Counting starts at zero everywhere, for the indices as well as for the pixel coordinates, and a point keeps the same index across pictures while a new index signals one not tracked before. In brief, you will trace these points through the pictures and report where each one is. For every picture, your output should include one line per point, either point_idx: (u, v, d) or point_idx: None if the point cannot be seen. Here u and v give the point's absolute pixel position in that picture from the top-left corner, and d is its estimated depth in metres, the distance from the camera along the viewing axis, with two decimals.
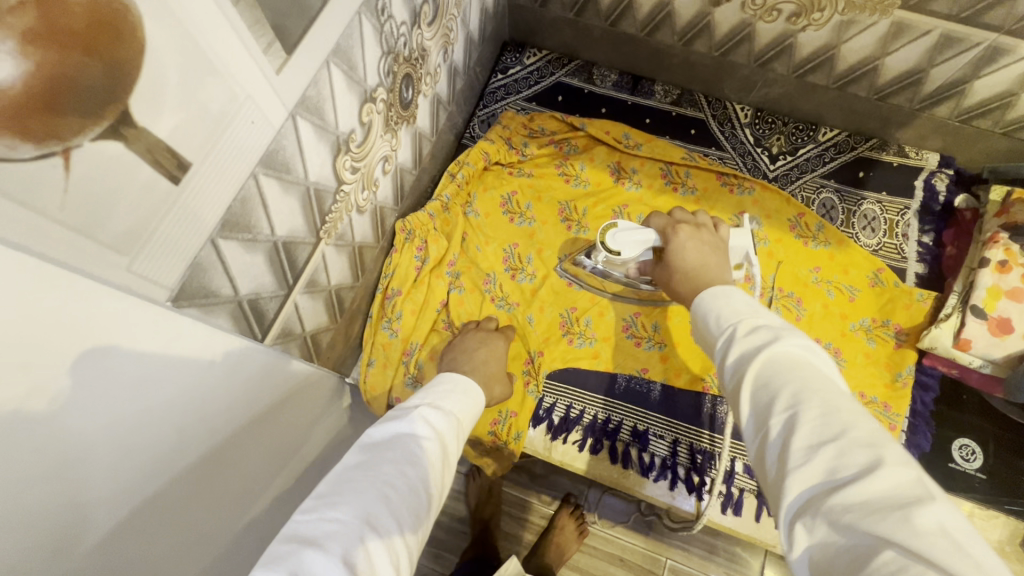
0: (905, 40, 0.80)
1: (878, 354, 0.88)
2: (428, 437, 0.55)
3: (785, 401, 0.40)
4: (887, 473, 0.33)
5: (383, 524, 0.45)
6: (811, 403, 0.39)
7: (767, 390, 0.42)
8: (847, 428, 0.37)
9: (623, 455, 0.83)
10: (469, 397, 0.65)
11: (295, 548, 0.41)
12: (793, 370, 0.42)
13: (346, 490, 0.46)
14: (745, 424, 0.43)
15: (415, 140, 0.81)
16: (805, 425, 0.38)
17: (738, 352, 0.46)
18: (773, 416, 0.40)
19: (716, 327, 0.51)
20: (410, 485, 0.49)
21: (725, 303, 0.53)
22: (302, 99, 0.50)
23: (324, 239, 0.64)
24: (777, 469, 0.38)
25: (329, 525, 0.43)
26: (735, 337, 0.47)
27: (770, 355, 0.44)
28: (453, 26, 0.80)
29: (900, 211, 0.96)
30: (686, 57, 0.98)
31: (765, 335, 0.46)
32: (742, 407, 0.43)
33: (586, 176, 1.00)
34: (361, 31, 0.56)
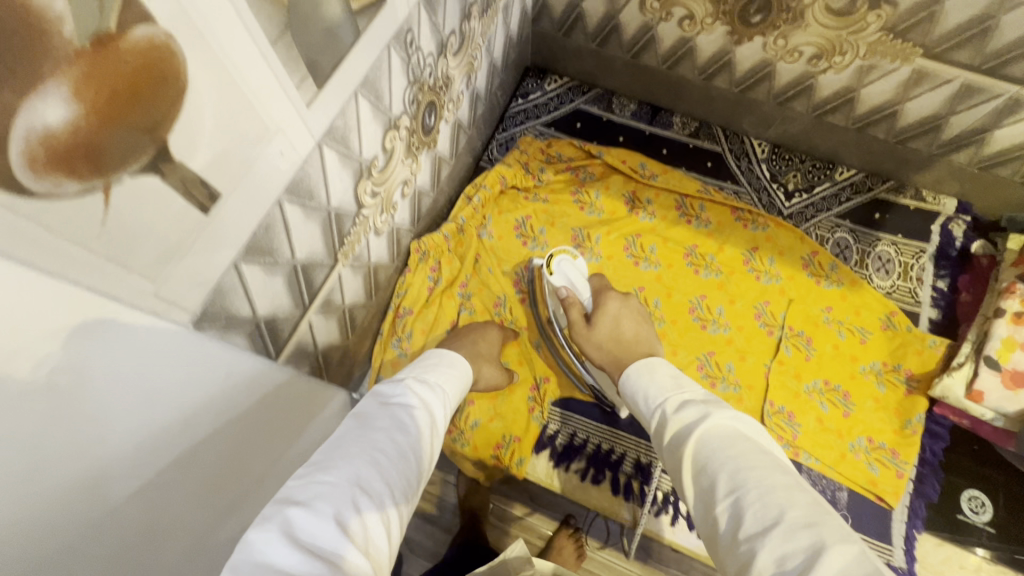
0: (926, 87, 0.80)
1: (889, 399, 0.87)
2: (415, 407, 0.57)
3: (725, 486, 0.45)
4: (832, 556, 0.37)
5: (374, 486, 0.45)
6: (748, 487, 0.44)
7: (706, 473, 0.47)
8: (786, 509, 0.41)
9: (625, 487, 0.84)
10: (454, 368, 0.68)
11: (286, 506, 0.41)
12: (726, 450, 0.48)
13: (336, 455, 0.47)
14: (694, 508, 0.48)
15: (434, 164, 0.82)
16: (747, 511, 0.43)
17: (672, 432, 0.53)
18: (718, 503, 0.45)
19: (648, 407, 0.59)
20: (400, 451, 0.50)
21: (650, 378, 0.60)
22: (330, 129, 0.51)
23: (341, 261, 0.65)
24: (736, 563, 0.41)
25: (320, 486, 0.43)
26: (667, 417, 0.55)
27: (703, 432, 0.50)
28: (478, 54, 0.82)
29: (915, 254, 0.95)
30: (706, 91, 0.99)
31: (694, 413, 0.53)
32: (687, 486, 0.49)
33: (601, 204, 1.01)
34: (390, 64, 0.57)
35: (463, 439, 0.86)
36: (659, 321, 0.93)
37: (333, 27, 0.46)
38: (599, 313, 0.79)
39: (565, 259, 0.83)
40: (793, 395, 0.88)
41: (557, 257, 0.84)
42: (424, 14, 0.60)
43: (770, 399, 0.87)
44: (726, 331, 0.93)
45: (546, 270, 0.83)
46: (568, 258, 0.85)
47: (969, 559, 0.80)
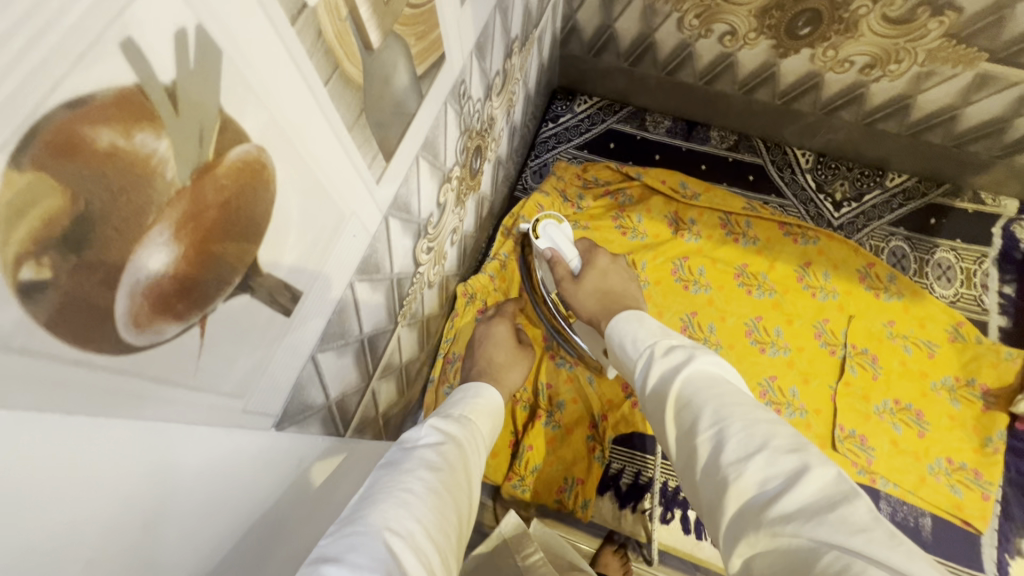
0: (989, 91, 0.76)
1: (964, 416, 0.83)
2: (442, 442, 0.51)
3: (708, 418, 0.41)
4: (814, 478, 0.34)
5: (411, 527, 0.40)
6: (731, 419, 0.40)
7: (691, 409, 0.43)
8: (770, 437, 0.38)
9: (698, 525, 0.80)
10: (479, 399, 0.63)
11: (319, 563, 0.35)
12: (710, 388, 0.44)
13: (366, 504, 0.42)
14: (673, 440, 0.45)
15: (478, 205, 0.79)
16: (729, 439, 0.39)
17: (658, 373, 0.50)
18: (699, 433, 0.41)
19: (635, 351, 0.55)
20: (430, 486, 0.45)
21: (641, 326, 0.57)
22: (395, 198, 0.49)
23: (401, 321, 0.63)
24: (714, 489, 0.37)
25: (351, 538, 0.37)
26: (655, 358, 0.51)
27: (690, 374, 0.47)
28: (516, 88, 0.78)
29: (976, 260, 0.92)
30: (746, 104, 0.96)
31: (681, 356, 0.49)
32: (668, 423, 0.45)
33: (643, 228, 0.97)
34: (446, 119, 0.55)
35: (524, 485, 0.83)
36: (715, 347, 0.90)
37: (400, 97, 0.43)
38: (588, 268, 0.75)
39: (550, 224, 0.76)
40: (863, 417, 0.84)
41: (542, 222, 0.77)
42: (475, 62, 0.58)
43: (840, 423, 0.84)
44: (786, 352, 0.89)
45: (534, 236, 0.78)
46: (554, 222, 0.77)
47: None
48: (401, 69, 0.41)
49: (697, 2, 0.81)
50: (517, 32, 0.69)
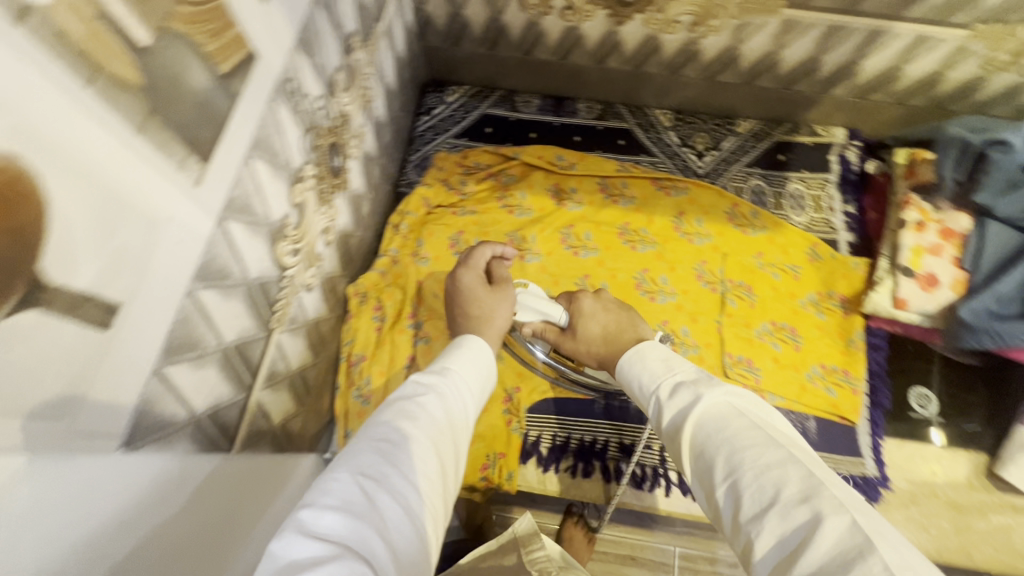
0: (796, 34, 0.86)
1: (830, 324, 0.93)
2: (423, 394, 0.52)
3: (723, 470, 0.44)
4: (831, 531, 0.36)
5: (385, 472, 0.44)
6: (744, 469, 0.42)
7: (704, 457, 0.46)
8: (782, 487, 0.40)
9: (616, 472, 0.86)
10: (466, 347, 0.62)
11: (299, 509, 0.40)
12: (719, 433, 0.46)
13: (345, 455, 0.46)
14: (693, 485, 0.48)
15: (352, 204, 0.80)
16: (745, 493, 0.41)
17: (669, 418, 0.52)
18: (717, 487, 0.44)
19: (645, 394, 0.57)
20: (405, 436, 0.47)
21: (643, 366, 0.59)
22: (228, 200, 0.48)
23: (276, 328, 0.62)
24: (741, 547, 0.40)
25: (327, 485, 0.42)
26: (663, 402, 0.54)
27: (697, 416, 0.49)
28: (370, 84, 0.79)
29: (821, 186, 1.03)
30: (603, 73, 1.01)
31: (688, 396, 0.52)
32: (687, 470, 0.48)
33: (529, 204, 1.01)
34: (278, 117, 0.55)
35: None
36: None
37: (204, 96, 0.43)
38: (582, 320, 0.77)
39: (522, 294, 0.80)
40: (748, 342, 0.92)
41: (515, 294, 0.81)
42: (302, 58, 0.58)
43: (728, 351, 0.91)
44: (673, 297, 0.96)
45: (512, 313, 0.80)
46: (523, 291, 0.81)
47: (928, 451, 0.88)
48: (196, 66, 0.41)
49: None
50: (353, 28, 0.70)
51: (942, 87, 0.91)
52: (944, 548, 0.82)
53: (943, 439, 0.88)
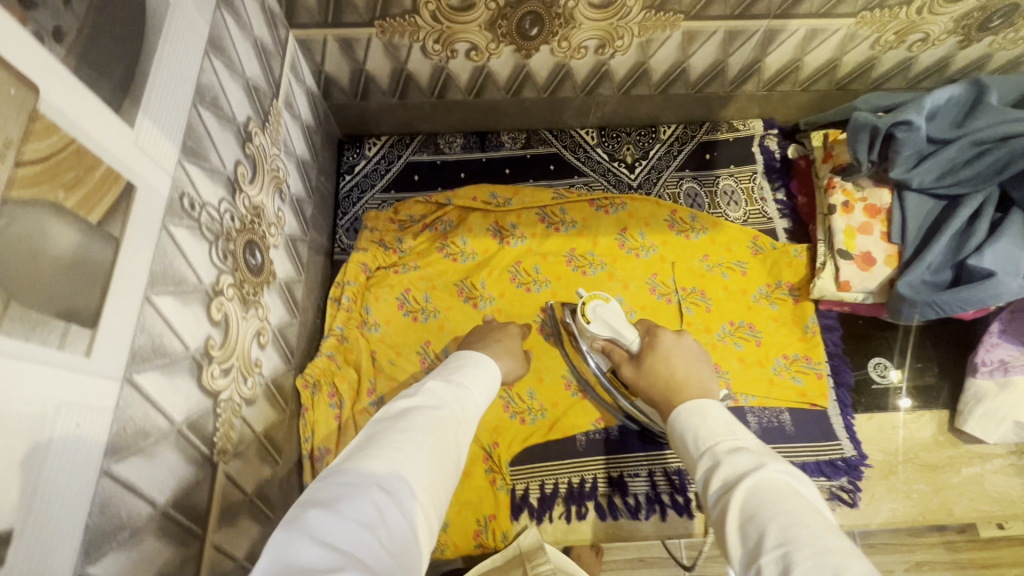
0: (699, 43, 0.87)
1: (784, 314, 0.95)
2: (437, 407, 0.53)
3: (775, 538, 0.41)
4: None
5: (396, 485, 0.42)
6: (800, 543, 0.40)
7: (755, 522, 0.44)
8: (841, 570, 0.37)
9: (609, 507, 0.84)
10: (484, 370, 0.65)
11: (307, 509, 0.38)
12: (778, 503, 0.44)
13: (357, 457, 0.44)
14: (734, 553, 0.44)
15: (284, 295, 0.74)
16: (795, 565, 0.38)
17: (720, 475, 0.50)
18: (764, 553, 0.41)
19: (698, 449, 0.55)
20: (419, 446, 0.46)
21: (702, 421, 0.57)
22: (132, 354, 0.43)
23: (220, 461, 0.56)
24: None
25: (338, 488, 0.41)
26: (718, 460, 0.51)
27: (756, 482, 0.47)
28: (279, 164, 0.74)
29: (750, 178, 1.05)
30: (520, 104, 1.00)
31: (747, 461, 0.49)
32: (731, 539, 0.45)
33: (471, 248, 0.97)
34: (175, 241, 0.49)
35: (440, 545, 0.80)
36: None
37: (75, 256, 0.37)
38: (652, 353, 0.74)
39: (599, 305, 0.81)
40: (712, 348, 0.93)
41: (589, 304, 0.82)
42: (193, 169, 0.52)
43: None
44: (632, 316, 0.95)
45: (585, 322, 0.82)
46: (602, 304, 0.82)
47: (894, 418, 0.91)
48: (58, 226, 0.36)
49: (429, 29, 0.81)
50: (246, 114, 0.65)
51: (841, 70, 0.95)
52: (928, 511, 0.85)
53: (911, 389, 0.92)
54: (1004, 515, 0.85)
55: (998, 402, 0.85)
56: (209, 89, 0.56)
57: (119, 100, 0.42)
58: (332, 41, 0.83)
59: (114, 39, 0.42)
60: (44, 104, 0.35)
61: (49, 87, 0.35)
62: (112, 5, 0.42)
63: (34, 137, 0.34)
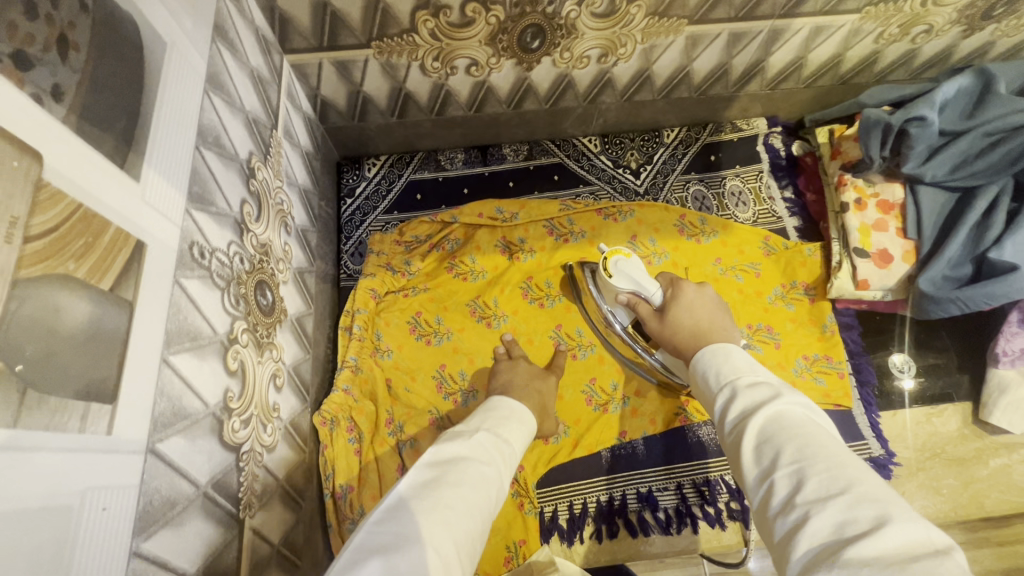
0: (703, 46, 0.85)
1: (801, 314, 0.94)
2: (487, 464, 0.52)
3: (790, 456, 0.41)
4: (897, 530, 0.33)
5: (447, 547, 0.42)
6: (816, 460, 0.40)
7: (773, 443, 0.43)
8: (854, 483, 0.37)
9: (640, 523, 0.83)
10: (523, 424, 0.63)
11: (364, 556, 0.39)
12: (797, 427, 0.43)
13: (411, 507, 0.44)
14: (749, 472, 0.44)
15: (296, 331, 0.72)
16: (809, 481, 0.39)
17: (738, 404, 0.50)
18: (778, 470, 0.41)
19: (717, 382, 0.55)
20: (469, 509, 0.46)
21: (725, 359, 0.56)
22: (153, 423, 0.40)
23: (247, 517, 0.54)
24: (785, 528, 0.38)
25: (393, 537, 0.41)
26: (737, 392, 0.51)
27: (775, 410, 0.46)
28: (282, 196, 0.72)
29: (757, 177, 1.04)
30: (522, 116, 0.98)
31: (766, 393, 0.49)
32: (744, 460, 0.45)
33: (481, 266, 0.95)
34: (188, 294, 0.47)
35: None
36: (590, 348, 0.91)
37: (92, 328, 0.35)
38: (673, 305, 0.74)
39: (622, 260, 0.79)
40: None
41: (612, 258, 0.80)
42: (200, 216, 0.50)
43: None
44: None
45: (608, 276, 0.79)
46: (625, 258, 0.80)
47: (918, 413, 0.90)
48: (69, 300, 0.33)
49: (428, 47, 0.79)
50: (248, 149, 0.62)
51: (845, 65, 0.94)
52: (959, 505, 0.85)
53: (930, 383, 0.91)
54: None
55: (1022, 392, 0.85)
56: (211, 129, 0.54)
57: (123, 154, 0.39)
58: (327, 65, 0.80)
59: (113, 90, 0.39)
60: (48, 172, 0.32)
61: (52, 153, 0.33)
62: (110, 55, 0.39)
63: (40, 209, 0.31)
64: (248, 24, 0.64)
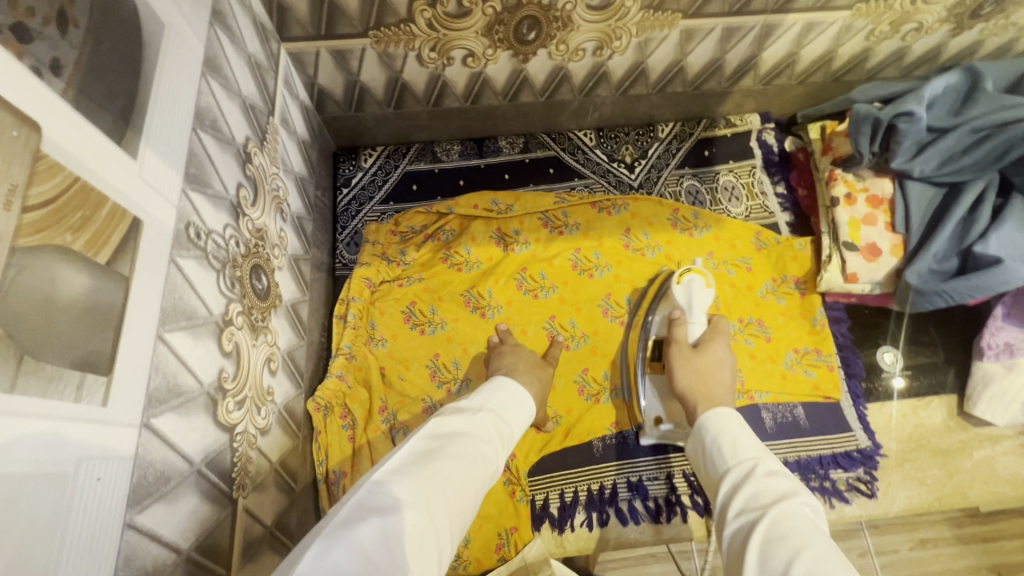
0: (697, 40, 0.86)
1: (792, 308, 0.95)
2: (483, 441, 0.53)
3: (804, 564, 0.40)
4: None
5: (440, 515, 0.43)
6: (831, 574, 0.38)
7: (785, 543, 0.42)
8: None
9: (630, 512, 0.84)
10: (520, 405, 0.64)
11: (361, 514, 0.40)
12: (812, 537, 0.42)
13: (409, 473, 0.45)
14: (748, 570, 0.43)
15: (290, 317, 0.72)
16: None
17: (750, 489, 0.50)
18: (788, 574, 0.40)
19: (732, 457, 0.55)
20: (464, 481, 0.47)
21: (742, 435, 0.57)
22: (148, 397, 0.41)
23: (240, 497, 0.54)
24: None
25: (390, 500, 0.42)
26: (752, 475, 0.51)
27: (789, 507, 0.46)
28: (278, 183, 0.72)
29: (750, 172, 1.05)
30: (518, 109, 0.98)
31: (782, 487, 0.49)
32: (750, 559, 0.43)
33: (476, 256, 0.95)
34: (184, 274, 0.47)
35: (462, 561, 0.79)
36: (583, 339, 0.92)
37: (89, 300, 0.35)
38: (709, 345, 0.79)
39: (698, 282, 0.85)
40: None
41: (692, 275, 0.86)
42: (196, 196, 0.50)
43: None
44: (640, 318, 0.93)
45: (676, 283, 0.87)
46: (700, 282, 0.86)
47: (905, 406, 0.92)
48: (67, 271, 0.34)
49: (425, 37, 0.79)
50: (245, 134, 0.62)
51: (837, 61, 0.95)
52: (943, 496, 0.87)
53: (917, 376, 0.93)
54: (1018, 496, 0.86)
55: (1006, 384, 0.86)
56: (208, 112, 0.54)
57: (121, 131, 0.40)
58: (325, 54, 0.80)
59: (112, 67, 0.40)
60: (47, 144, 0.33)
61: (51, 125, 0.33)
62: (109, 33, 0.40)
63: (39, 179, 0.32)
64: (246, 10, 0.65)
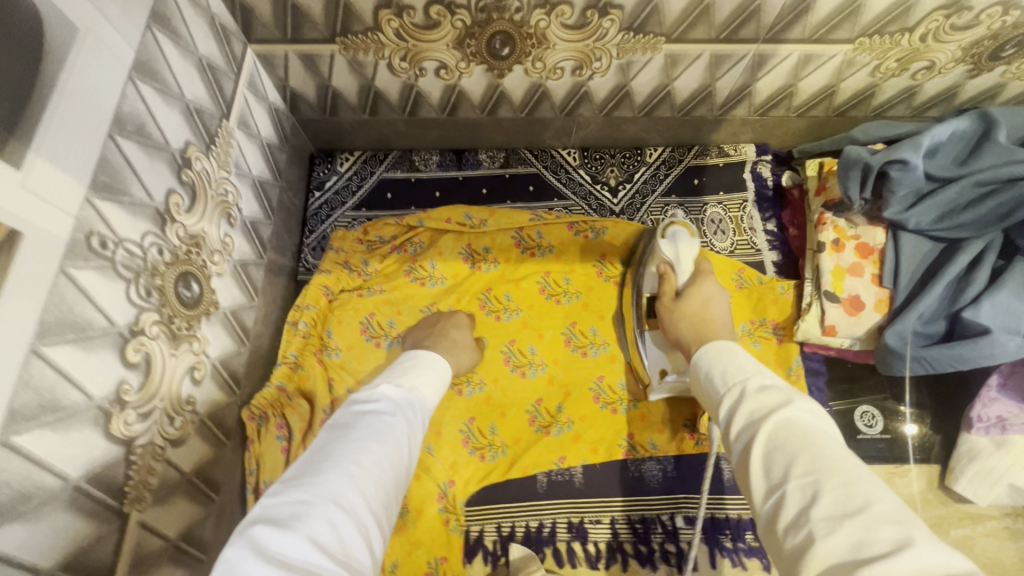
0: (683, 66, 0.81)
1: (767, 353, 0.89)
2: (392, 415, 0.53)
3: (802, 466, 0.39)
4: (915, 558, 0.31)
5: (352, 500, 0.42)
6: (831, 474, 0.37)
7: (781, 453, 0.41)
8: (871, 502, 0.35)
9: (568, 553, 0.80)
10: (434, 368, 0.64)
11: (257, 526, 0.38)
12: (810, 438, 0.40)
13: (313, 471, 0.44)
14: (754, 480, 0.41)
15: (228, 324, 0.71)
16: (823, 496, 0.36)
17: (747, 409, 0.46)
18: (790, 481, 0.39)
19: (722, 383, 0.51)
20: (374, 459, 0.47)
21: (730, 359, 0.53)
22: (10, 414, 0.40)
23: (133, 511, 0.53)
24: (796, 544, 0.36)
25: (294, 504, 0.41)
26: (746, 395, 0.48)
27: (786, 415, 0.43)
28: (229, 187, 0.71)
29: (740, 206, 0.99)
30: (497, 123, 0.95)
31: (777, 397, 0.45)
32: (754, 463, 0.42)
33: (441, 272, 0.93)
34: (79, 285, 0.46)
35: None
36: (541, 367, 0.89)
37: None
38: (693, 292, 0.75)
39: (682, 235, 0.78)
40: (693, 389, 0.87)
41: (675, 227, 0.79)
42: (105, 205, 0.49)
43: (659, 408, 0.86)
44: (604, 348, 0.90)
45: (660, 237, 0.79)
46: (683, 234, 0.79)
47: (882, 471, 0.85)
48: None
49: (395, 47, 0.77)
50: (184, 139, 0.61)
51: (839, 97, 0.89)
52: None
53: (897, 441, 0.86)
54: None
55: (993, 461, 0.78)
56: (133, 117, 0.53)
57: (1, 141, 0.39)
58: (294, 57, 0.79)
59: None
60: None
61: None
62: None
63: None
64: (200, 11, 0.64)
